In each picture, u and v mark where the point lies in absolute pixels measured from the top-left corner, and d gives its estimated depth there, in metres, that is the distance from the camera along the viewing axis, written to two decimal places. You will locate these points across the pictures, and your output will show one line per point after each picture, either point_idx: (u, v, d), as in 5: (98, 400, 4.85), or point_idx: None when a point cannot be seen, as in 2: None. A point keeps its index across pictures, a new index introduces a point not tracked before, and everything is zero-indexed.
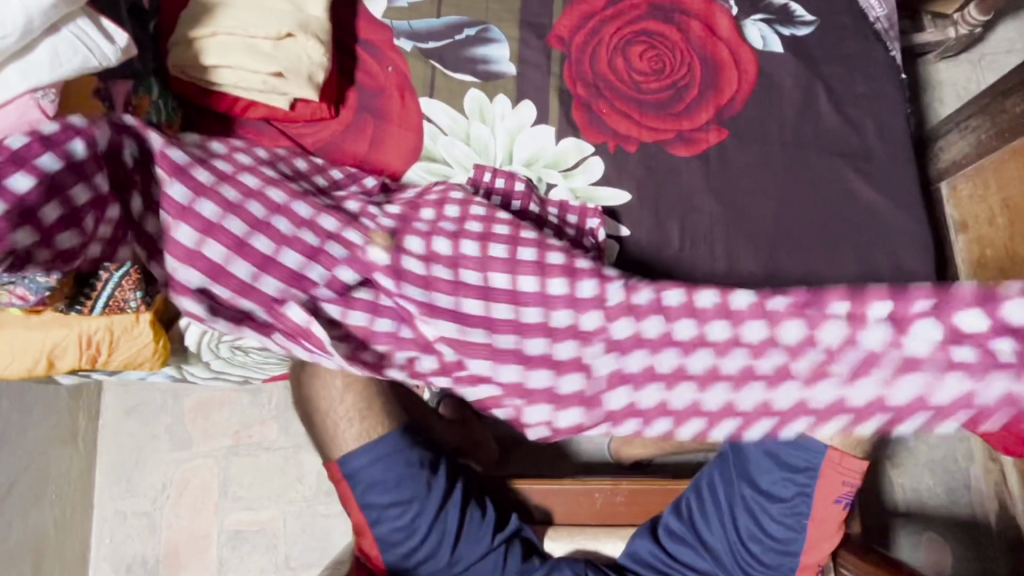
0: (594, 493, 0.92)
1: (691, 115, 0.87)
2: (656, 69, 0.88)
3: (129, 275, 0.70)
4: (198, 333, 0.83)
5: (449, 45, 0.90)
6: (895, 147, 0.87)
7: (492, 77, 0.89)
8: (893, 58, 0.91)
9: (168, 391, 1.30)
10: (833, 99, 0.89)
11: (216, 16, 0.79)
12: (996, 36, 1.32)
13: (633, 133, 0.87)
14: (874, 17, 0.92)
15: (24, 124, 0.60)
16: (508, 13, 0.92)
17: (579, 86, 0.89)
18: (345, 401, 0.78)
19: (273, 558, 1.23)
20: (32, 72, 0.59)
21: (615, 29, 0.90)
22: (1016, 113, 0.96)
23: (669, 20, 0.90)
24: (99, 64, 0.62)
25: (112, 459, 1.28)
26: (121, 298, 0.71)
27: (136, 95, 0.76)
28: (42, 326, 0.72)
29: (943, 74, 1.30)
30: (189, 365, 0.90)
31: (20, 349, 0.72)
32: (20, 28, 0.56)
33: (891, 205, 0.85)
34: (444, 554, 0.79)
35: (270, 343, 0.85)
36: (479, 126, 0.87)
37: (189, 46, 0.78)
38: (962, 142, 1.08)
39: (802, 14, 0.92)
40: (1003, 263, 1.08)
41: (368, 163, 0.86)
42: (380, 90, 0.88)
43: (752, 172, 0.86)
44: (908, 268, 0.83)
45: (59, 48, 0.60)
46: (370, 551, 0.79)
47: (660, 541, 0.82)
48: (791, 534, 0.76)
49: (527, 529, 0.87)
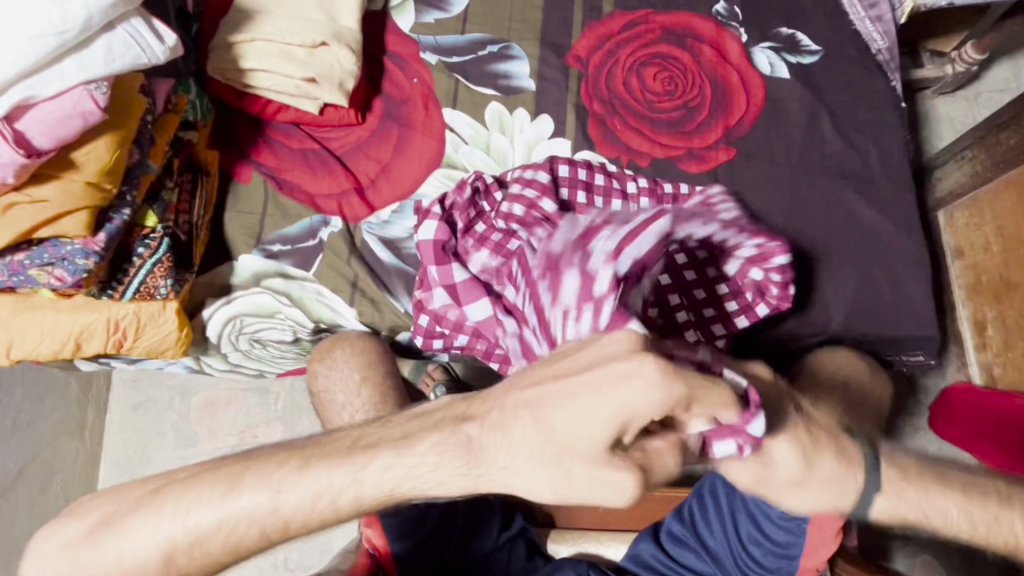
0: (595, 498, 0.91)
1: (701, 134, 0.92)
2: (669, 90, 0.93)
3: (162, 262, 0.76)
4: (220, 325, 0.87)
5: (472, 60, 0.95)
6: (895, 171, 0.91)
7: (513, 91, 0.94)
8: (894, 88, 0.95)
9: (176, 389, 1.32)
10: (837, 124, 0.93)
11: (256, 23, 0.84)
12: (991, 75, 1.37)
13: (645, 149, 0.91)
14: (876, 49, 0.96)
15: (76, 114, 0.63)
16: (529, 31, 0.97)
17: (595, 103, 0.93)
18: (361, 395, 0.85)
19: (272, 559, 1.23)
20: (88, 65, 0.63)
21: (630, 51, 0.95)
22: (1010, 145, 1.01)
23: (682, 44, 0.95)
24: (148, 60, 0.66)
25: (116, 453, 1.29)
26: (152, 285, 0.77)
27: (176, 93, 0.79)
28: (73, 310, 0.76)
29: (941, 108, 1.35)
30: (208, 356, 0.93)
31: (49, 332, 0.76)
32: (80, 23, 0.60)
33: (891, 225, 0.88)
34: (455, 544, 0.83)
35: (289, 337, 0.89)
36: (498, 137, 0.92)
37: (228, 50, 0.83)
38: (958, 173, 1.13)
39: (808, 43, 0.96)
40: (997, 290, 1.09)
41: (392, 168, 0.89)
42: (404, 99, 0.92)
43: (758, 190, 0.90)
44: (905, 284, 0.86)
45: (114, 44, 0.64)
46: (378, 544, 0.79)
47: (661, 545, 0.86)
48: (791, 537, 0.77)
49: (532, 529, 0.91)
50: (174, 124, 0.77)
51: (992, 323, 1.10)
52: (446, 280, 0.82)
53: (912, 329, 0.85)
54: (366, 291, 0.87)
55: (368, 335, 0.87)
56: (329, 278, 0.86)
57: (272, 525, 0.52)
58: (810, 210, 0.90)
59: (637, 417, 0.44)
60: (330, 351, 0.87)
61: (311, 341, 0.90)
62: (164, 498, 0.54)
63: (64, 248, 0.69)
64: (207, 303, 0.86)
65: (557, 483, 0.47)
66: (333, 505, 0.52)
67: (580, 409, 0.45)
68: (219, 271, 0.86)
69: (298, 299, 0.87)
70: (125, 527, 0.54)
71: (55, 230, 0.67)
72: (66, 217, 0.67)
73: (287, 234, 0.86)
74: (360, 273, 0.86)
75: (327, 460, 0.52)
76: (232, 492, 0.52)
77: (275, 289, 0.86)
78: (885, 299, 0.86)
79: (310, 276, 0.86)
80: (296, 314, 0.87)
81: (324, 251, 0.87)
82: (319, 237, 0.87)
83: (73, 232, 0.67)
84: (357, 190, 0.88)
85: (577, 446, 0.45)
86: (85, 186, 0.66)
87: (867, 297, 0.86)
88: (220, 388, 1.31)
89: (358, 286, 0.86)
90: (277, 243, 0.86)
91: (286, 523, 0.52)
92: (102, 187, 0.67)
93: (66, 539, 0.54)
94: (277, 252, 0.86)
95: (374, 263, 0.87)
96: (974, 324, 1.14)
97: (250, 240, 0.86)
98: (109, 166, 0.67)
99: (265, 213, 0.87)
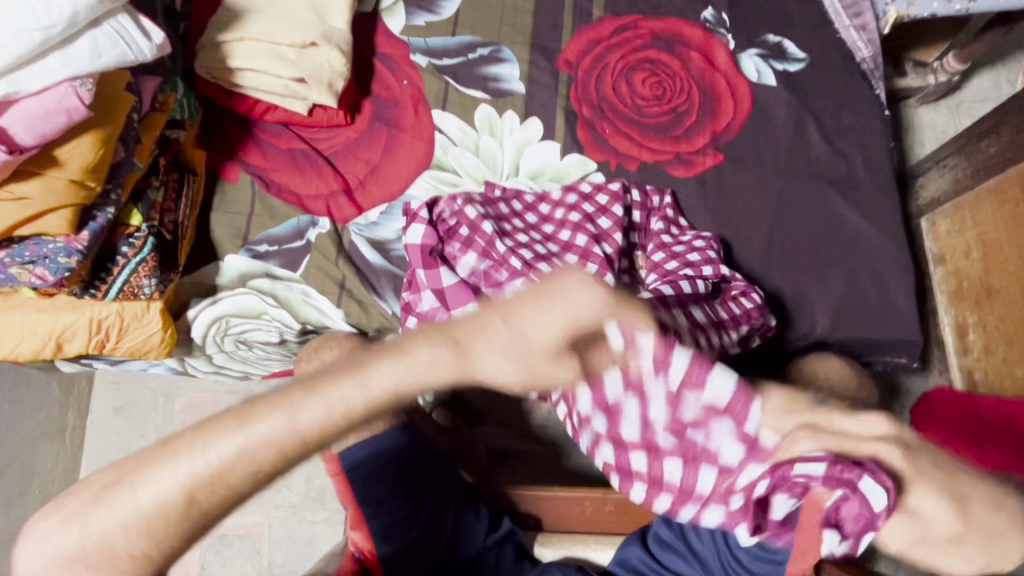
0: (584, 501, 0.92)
1: (689, 139, 0.92)
2: (658, 95, 0.93)
3: (146, 261, 0.75)
4: (205, 326, 0.86)
5: (462, 62, 0.95)
6: (880, 177, 0.92)
7: (502, 95, 0.94)
8: (878, 95, 0.97)
9: (160, 391, 1.30)
10: (822, 131, 0.94)
11: (245, 22, 0.83)
12: (973, 85, 1.40)
13: (634, 152, 0.92)
14: (861, 57, 0.98)
15: (61, 110, 0.62)
16: (519, 36, 0.97)
17: (584, 106, 0.94)
18: None
19: (256, 564, 1.22)
20: (73, 61, 0.62)
21: (619, 56, 0.96)
22: (991, 153, 1.04)
23: (670, 50, 0.95)
24: (135, 58, 0.65)
25: (97, 457, 1.27)
26: (136, 284, 0.76)
27: (163, 92, 0.78)
28: (54, 310, 0.75)
29: (924, 117, 1.38)
30: (192, 357, 0.92)
31: (30, 330, 0.75)
32: (66, 19, 0.59)
33: (876, 231, 0.89)
34: (441, 550, 0.82)
35: (275, 339, 0.89)
36: (488, 139, 0.92)
37: (217, 50, 0.83)
38: (941, 180, 1.15)
39: (795, 51, 0.98)
40: (978, 295, 1.10)
41: (381, 169, 0.89)
42: (394, 100, 0.92)
43: (745, 194, 0.91)
44: (888, 289, 0.87)
45: (100, 41, 0.63)
46: (364, 548, 0.78)
47: (649, 549, 0.86)
48: (783, 543, 0.75)
49: (519, 532, 0.90)
50: (161, 123, 0.77)
51: (973, 329, 1.11)
52: (434, 283, 0.81)
53: (894, 332, 0.86)
54: (353, 292, 0.86)
55: (354, 336, 0.86)
56: (316, 279, 0.85)
57: (293, 443, 0.48)
58: (797, 216, 0.90)
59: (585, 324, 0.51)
60: (317, 352, 0.84)
61: (297, 343, 0.90)
62: (175, 444, 0.48)
63: (46, 246, 0.68)
64: (193, 303, 0.85)
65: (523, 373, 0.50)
66: (350, 414, 0.49)
67: (543, 310, 0.50)
68: (204, 272, 0.85)
69: (284, 300, 0.86)
70: (142, 472, 0.48)
71: (36, 228, 0.66)
72: (49, 215, 0.66)
73: (273, 235, 0.86)
74: (348, 274, 0.86)
75: (350, 372, 0.49)
76: (248, 422, 0.48)
77: (262, 291, 0.85)
78: (869, 304, 0.87)
79: (297, 277, 0.85)
80: (283, 315, 0.86)
81: (311, 252, 0.86)
82: (306, 237, 0.86)
83: (55, 230, 0.66)
84: (345, 191, 0.88)
85: (513, 364, 0.50)
86: (68, 183, 0.65)
87: (851, 303, 0.87)
88: (204, 391, 1.29)
89: (346, 287, 0.86)
90: (264, 243, 0.86)
91: (307, 440, 0.49)
92: (87, 185, 0.67)
93: (70, 509, 0.48)
94: (263, 253, 0.86)
95: (362, 263, 0.87)
96: (955, 329, 1.16)
97: (237, 240, 0.86)
98: (93, 164, 0.66)
99: (251, 212, 0.86)
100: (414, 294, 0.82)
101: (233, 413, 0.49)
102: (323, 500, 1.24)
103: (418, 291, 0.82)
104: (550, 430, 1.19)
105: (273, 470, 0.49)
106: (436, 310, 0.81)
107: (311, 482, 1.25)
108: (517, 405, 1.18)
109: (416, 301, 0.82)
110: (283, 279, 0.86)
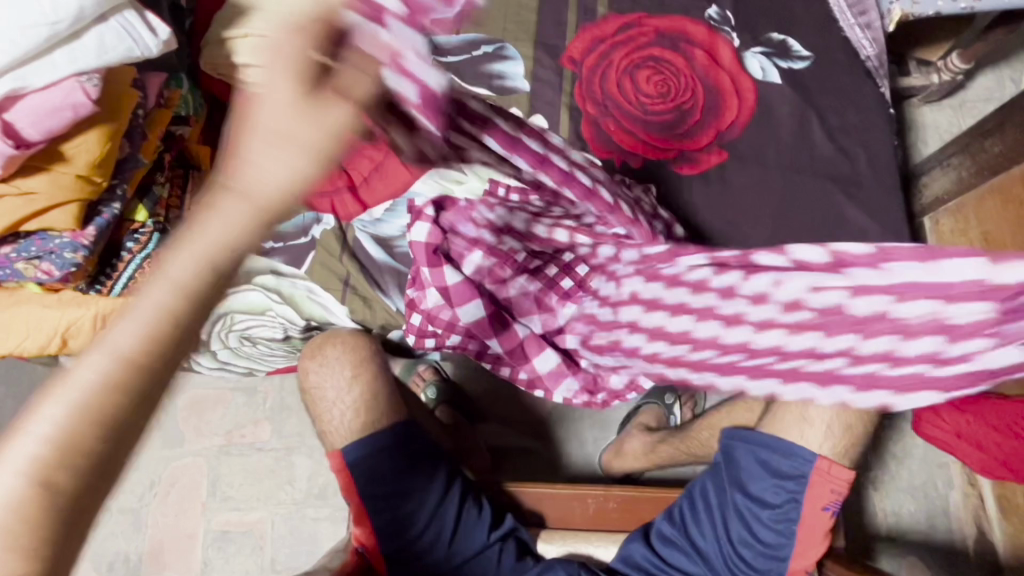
0: (587, 497, 0.95)
1: (693, 137, 0.92)
2: (662, 92, 0.93)
3: (151, 257, 0.77)
4: (210, 322, 0.88)
5: (466, 60, 0.95)
6: (884, 175, 0.92)
7: (507, 92, 0.94)
8: (883, 94, 0.97)
9: None
10: (827, 129, 0.94)
11: (250, 18, 0.83)
12: (977, 84, 1.40)
13: (639, 150, 0.92)
14: (865, 55, 0.98)
15: (68, 106, 0.62)
16: (524, 33, 0.97)
17: (588, 104, 0.94)
18: (353, 392, 0.84)
19: (259, 561, 1.22)
20: (79, 57, 0.61)
21: (624, 54, 0.96)
22: (995, 152, 1.02)
23: (675, 48, 0.95)
24: (141, 54, 0.64)
25: None
26: (141, 280, 0.76)
27: (169, 88, 0.78)
28: (59, 305, 0.75)
29: (927, 117, 1.38)
30: (198, 354, 0.94)
31: (35, 326, 0.75)
32: (73, 15, 0.58)
33: (880, 230, 0.89)
34: (443, 547, 0.82)
35: (280, 335, 0.90)
36: None
37: (222, 45, 0.82)
38: (945, 178, 1.13)
39: (799, 49, 0.98)
40: None
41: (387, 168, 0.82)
42: None
43: (750, 193, 0.91)
44: None
45: (106, 37, 0.62)
46: (366, 542, 0.81)
47: (653, 546, 0.86)
48: (781, 538, 0.80)
49: (522, 530, 0.89)
50: (166, 119, 0.76)
51: None
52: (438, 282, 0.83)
53: None
54: (358, 289, 0.88)
55: (360, 333, 0.89)
56: (320, 275, 0.87)
57: (122, 370, 0.40)
58: (801, 215, 0.90)
59: (301, 65, 0.43)
60: (322, 348, 0.87)
61: (302, 339, 0.92)
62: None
63: (52, 241, 0.68)
64: None
65: (289, 174, 0.42)
66: (182, 296, 0.41)
67: (265, 98, 0.43)
68: None
69: (288, 296, 0.87)
70: None
71: (42, 224, 0.66)
72: (55, 210, 0.66)
73: (278, 231, 0.86)
74: (352, 270, 0.87)
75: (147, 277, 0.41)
76: (51, 385, 0.39)
77: (267, 287, 0.87)
78: None
79: (302, 274, 0.87)
80: (287, 311, 0.88)
81: (316, 249, 0.87)
82: (310, 234, 0.86)
83: (61, 226, 0.67)
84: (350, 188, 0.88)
85: (292, 159, 0.42)
86: (74, 178, 0.65)
87: None
88: (208, 387, 1.30)
89: (350, 283, 0.87)
90: (269, 240, 0.86)
91: (140, 360, 0.40)
92: (93, 180, 0.67)
93: None
94: (268, 249, 0.86)
95: (366, 260, 0.88)
96: None
97: None
98: (100, 159, 0.66)
99: None
100: (419, 291, 0.85)
101: (49, 382, 0.40)
102: (325, 497, 1.25)
103: (422, 288, 0.85)
104: (553, 427, 1.19)
105: (121, 427, 0.39)
106: (440, 308, 0.85)
107: (314, 478, 1.25)
108: (518, 402, 1.20)
109: (421, 297, 0.85)
110: (289, 276, 0.87)
